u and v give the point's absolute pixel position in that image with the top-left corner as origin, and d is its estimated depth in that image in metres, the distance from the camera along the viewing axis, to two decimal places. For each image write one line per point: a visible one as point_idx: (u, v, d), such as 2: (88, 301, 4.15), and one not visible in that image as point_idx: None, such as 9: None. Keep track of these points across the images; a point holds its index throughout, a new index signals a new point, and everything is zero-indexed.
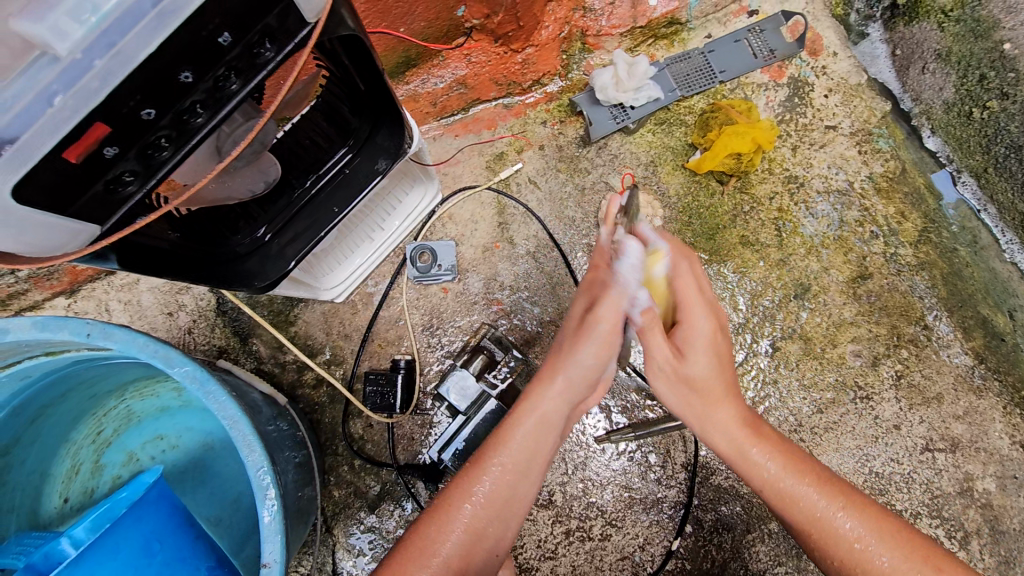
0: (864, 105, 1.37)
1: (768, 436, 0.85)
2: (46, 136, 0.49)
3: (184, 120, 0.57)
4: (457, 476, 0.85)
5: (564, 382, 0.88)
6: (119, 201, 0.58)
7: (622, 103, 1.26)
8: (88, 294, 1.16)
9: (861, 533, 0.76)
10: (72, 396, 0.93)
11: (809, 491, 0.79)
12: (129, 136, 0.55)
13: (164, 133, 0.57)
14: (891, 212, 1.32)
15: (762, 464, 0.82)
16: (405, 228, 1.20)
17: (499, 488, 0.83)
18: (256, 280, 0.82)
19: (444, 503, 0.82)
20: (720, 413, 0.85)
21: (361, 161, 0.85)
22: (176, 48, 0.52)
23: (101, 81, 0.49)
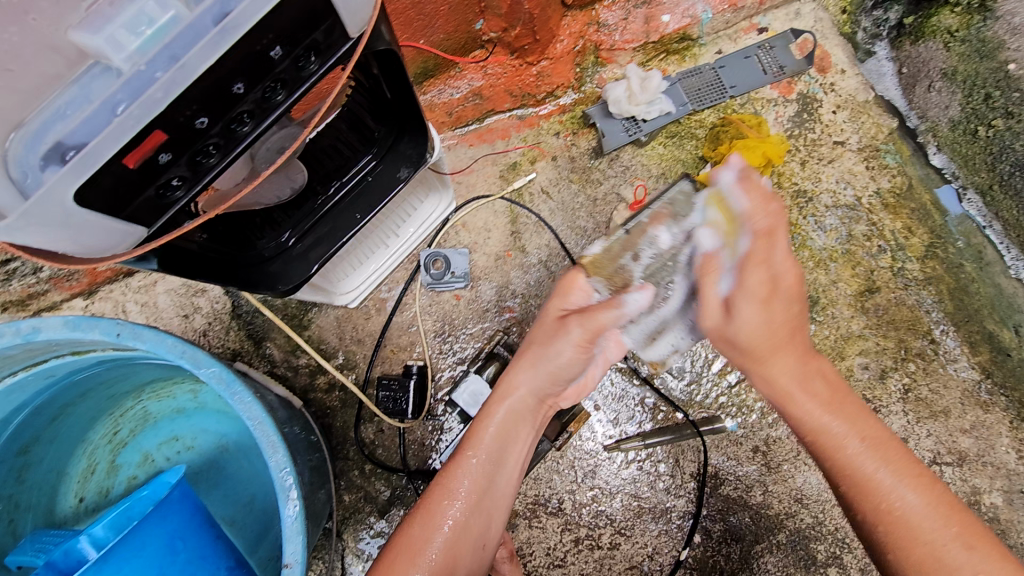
0: (872, 121, 1.39)
1: (824, 384, 0.80)
2: (110, 145, 0.50)
3: (233, 129, 0.59)
4: (437, 475, 0.87)
5: (531, 379, 0.90)
6: (166, 206, 0.60)
7: (634, 116, 1.28)
8: (105, 296, 1.18)
9: (907, 496, 0.71)
10: (92, 396, 0.94)
11: (859, 445, 0.75)
12: (182, 144, 0.56)
13: (213, 141, 0.58)
14: (898, 227, 1.34)
15: (811, 408, 0.78)
16: (418, 235, 1.23)
17: (478, 481, 0.84)
18: (279, 284, 0.84)
19: (427, 504, 0.83)
20: (778, 359, 0.82)
21: (383, 168, 0.86)
22: (232, 62, 0.53)
23: (166, 91, 0.50)
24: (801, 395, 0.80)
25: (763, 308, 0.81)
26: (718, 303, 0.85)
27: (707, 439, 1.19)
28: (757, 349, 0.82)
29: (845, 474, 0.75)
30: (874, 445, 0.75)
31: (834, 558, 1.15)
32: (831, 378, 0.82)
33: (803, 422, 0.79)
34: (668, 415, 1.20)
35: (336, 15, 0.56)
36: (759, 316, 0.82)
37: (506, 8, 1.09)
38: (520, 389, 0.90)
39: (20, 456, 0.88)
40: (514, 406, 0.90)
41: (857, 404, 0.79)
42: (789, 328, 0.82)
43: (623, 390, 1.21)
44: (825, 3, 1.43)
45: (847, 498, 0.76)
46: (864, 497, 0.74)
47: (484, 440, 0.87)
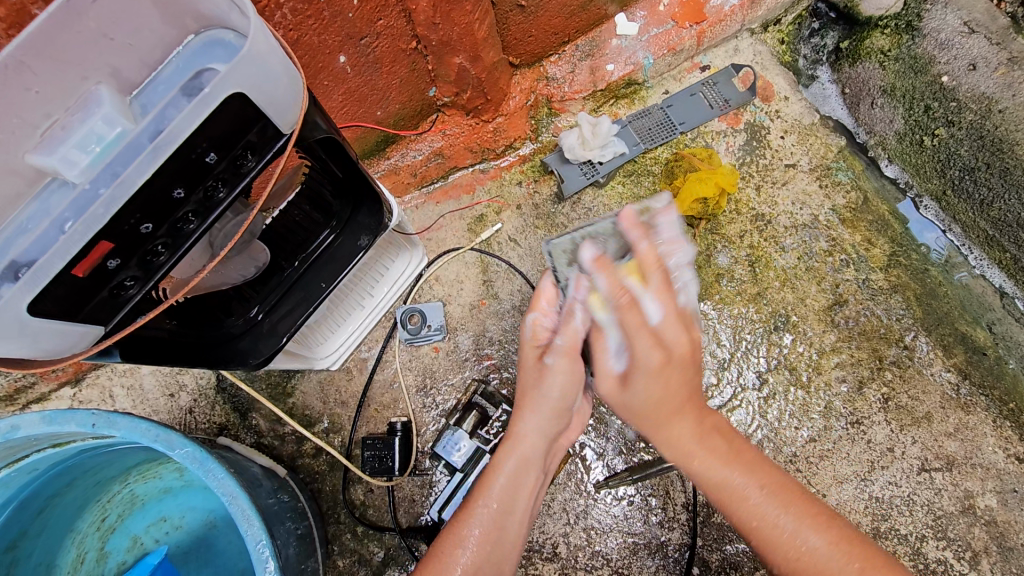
0: (820, 142, 1.45)
1: (721, 438, 0.84)
2: (58, 259, 0.55)
3: (179, 228, 0.64)
4: (448, 523, 0.88)
5: (533, 422, 0.91)
6: (121, 303, 0.65)
7: (590, 160, 1.34)
8: (92, 383, 1.21)
9: (819, 548, 0.76)
10: (77, 486, 0.95)
11: (759, 494, 0.80)
12: (129, 248, 0.61)
13: (161, 241, 0.64)
14: (858, 239, 1.38)
15: (704, 469, 0.82)
16: (393, 293, 1.26)
17: (489, 529, 0.85)
18: (250, 357, 0.87)
19: (437, 556, 0.84)
20: (674, 423, 0.83)
21: (344, 239, 0.92)
22: (169, 172, 0.59)
23: (106, 207, 0.56)
24: (699, 454, 0.83)
25: (659, 368, 0.82)
26: (614, 377, 0.86)
27: None
28: (651, 417, 0.84)
29: (753, 529, 0.79)
30: (773, 494, 0.79)
31: None
32: (723, 436, 0.85)
33: (710, 486, 0.82)
34: (654, 447, 1.21)
35: (267, 117, 0.64)
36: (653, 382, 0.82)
37: (453, 75, 1.16)
38: (524, 434, 0.90)
39: (8, 553, 0.89)
40: (514, 455, 0.90)
41: (756, 454, 0.84)
42: (675, 395, 0.83)
43: (607, 426, 1.22)
44: (760, 37, 1.51)
45: (752, 538, 0.80)
46: (774, 546, 0.78)
47: (499, 484, 0.88)
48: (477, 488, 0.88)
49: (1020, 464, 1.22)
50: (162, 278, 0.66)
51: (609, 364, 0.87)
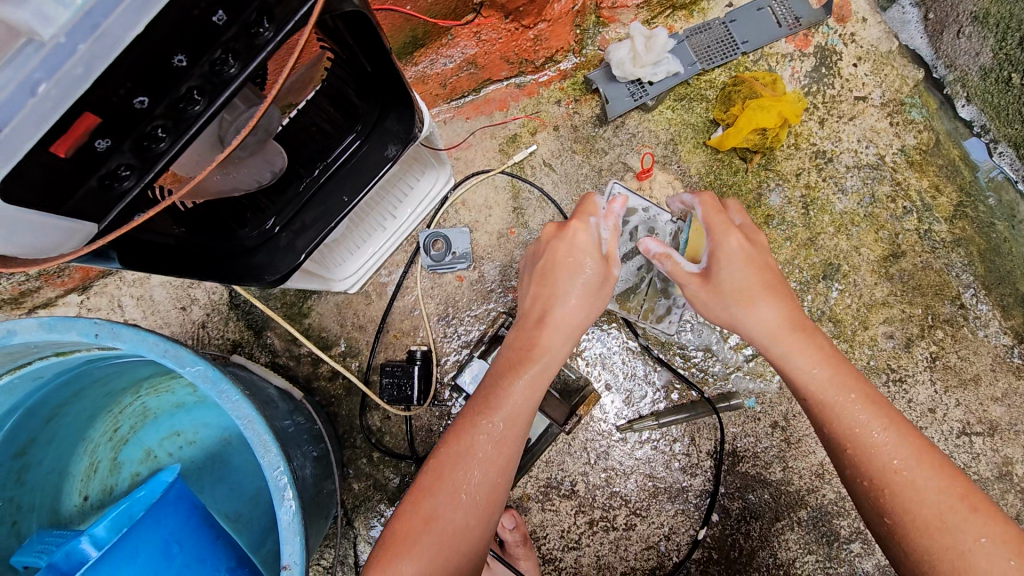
0: (896, 74, 1.30)
1: (829, 348, 0.81)
2: (31, 127, 0.48)
3: (181, 109, 0.57)
4: (465, 413, 0.85)
5: (565, 311, 0.89)
6: (116, 198, 0.58)
7: (639, 79, 1.20)
8: (100, 291, 1.16)
9: (889, 445, 0.73)
10: (86, 396, 0.91)
11: (860, 406, 0.76)
12: (122, 127, 0.55)
13: (160, 123, 0.57)
14: (924, 186, 1.26)
15: (800, 363, 0.80)
16: (417, 215, 1.17)
17: (512, 423, 0.83)
18: (265, 274, 0.80)
19: (458, 438, 0.82)
20: (776, 318, 0.82)
21: (370, 148, 0.82)
22: (164, 32, 0.51)
23: (86, 66, 0.48)
24: (809, 360, 0.80)
25: (746, 258, 0.85)
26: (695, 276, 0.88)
27: (724, 415, 1.16)
28: (758, 303, 0.83)
29: (847, 436, 0.76)
30: (874, 404, 0.76)
31: (857, 534, 1.13)
32: (831, 353, 0.80)
33: (804, 378, 0.80)
34: (682, 393, 1.17)
35: None
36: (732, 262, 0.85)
37: None
38: (554, 323, 0.89)
39: (17, 459, 0.85)
40: (562, 324, 0.89)
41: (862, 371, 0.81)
42: (780, 289, 0.84)
43: (634, 368, 1.18)
44: None
45: (843, 461, 0.76)
46: (865, 457, 0.74)
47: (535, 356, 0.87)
48: (502, 381, 0.86)
49: None
50: (163, 171, 0.59)
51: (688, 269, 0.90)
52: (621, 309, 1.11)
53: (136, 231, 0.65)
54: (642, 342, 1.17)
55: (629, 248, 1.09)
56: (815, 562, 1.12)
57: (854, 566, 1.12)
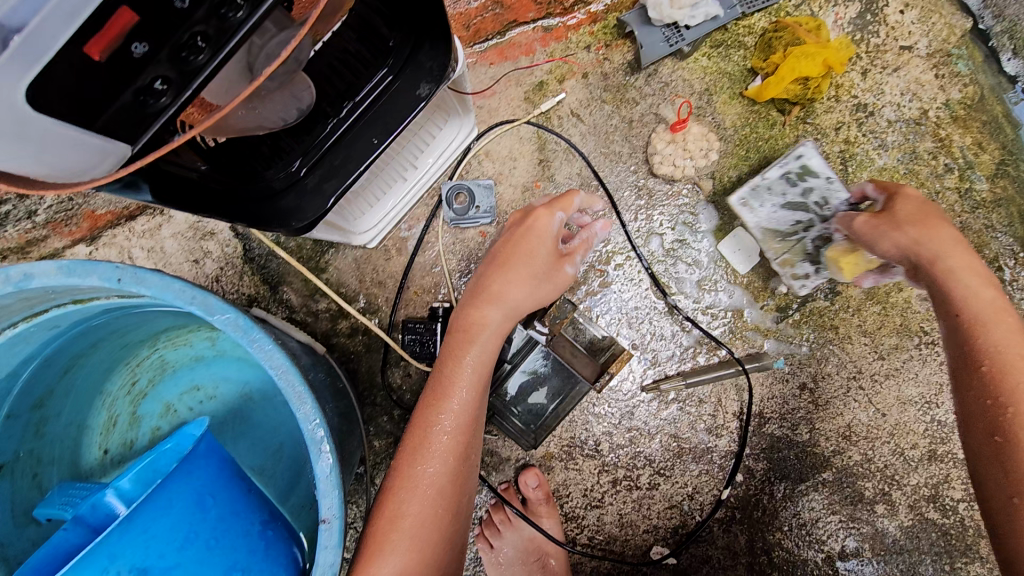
0: (943, 22, 1.22)
1: (988, 287, 0.85)
2: (61, 23, 0.46)
3: (222, 15, 0.52)
4: (418, 409, 0.86)
5: (515, 299, 0.89)
6: (153, 117, 0.55)
7: (676, 23, 1.11)
8: (109, 242, 1.11)
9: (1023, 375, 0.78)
10: (103, 347, 0.88)
11: (1004, 333, 0.81)
12: (159, 31, 0.51)
13: (200, 30, 0.52)
14: (967, 143, 1.21)
15: (959, 285, 0.84)
16: (439, 166, 1.12)
17: (463, 412, 0.84)
18: (292, 219, 0.76)
19: (417, 428, 0.84)
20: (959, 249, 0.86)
21: (401, 85, 0.76)
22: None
23: None
24: (971, 287, 0.84)
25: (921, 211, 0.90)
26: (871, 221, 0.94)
27: (752, 376, 1.14)
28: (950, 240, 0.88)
29: (989, 354, 0.80)
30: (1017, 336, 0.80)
31: (882, 495, 1.12)
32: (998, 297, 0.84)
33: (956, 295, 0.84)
34: (710, 354, 1.15)
35: None
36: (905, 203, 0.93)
37: None
38: (492, 316, 0.88)
39: (36, 410, 0.83)
40: (502, 307, 0.89)
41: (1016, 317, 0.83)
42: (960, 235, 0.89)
43: (661, 327, 1.15)
44: None
45: (975, 380, 0.81)
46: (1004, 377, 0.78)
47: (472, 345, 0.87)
48: (446, 369, 0.87)
49: None
50: (202, 89, 0.55)
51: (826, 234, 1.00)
52: (764, 242, 1.10)
53: (161, 161, 0.62)
54: (670, 301, 1.15)
55: (796, 199, 1.06)
56: (838, 522, 1.12)
57: (878, 527, 1.12)
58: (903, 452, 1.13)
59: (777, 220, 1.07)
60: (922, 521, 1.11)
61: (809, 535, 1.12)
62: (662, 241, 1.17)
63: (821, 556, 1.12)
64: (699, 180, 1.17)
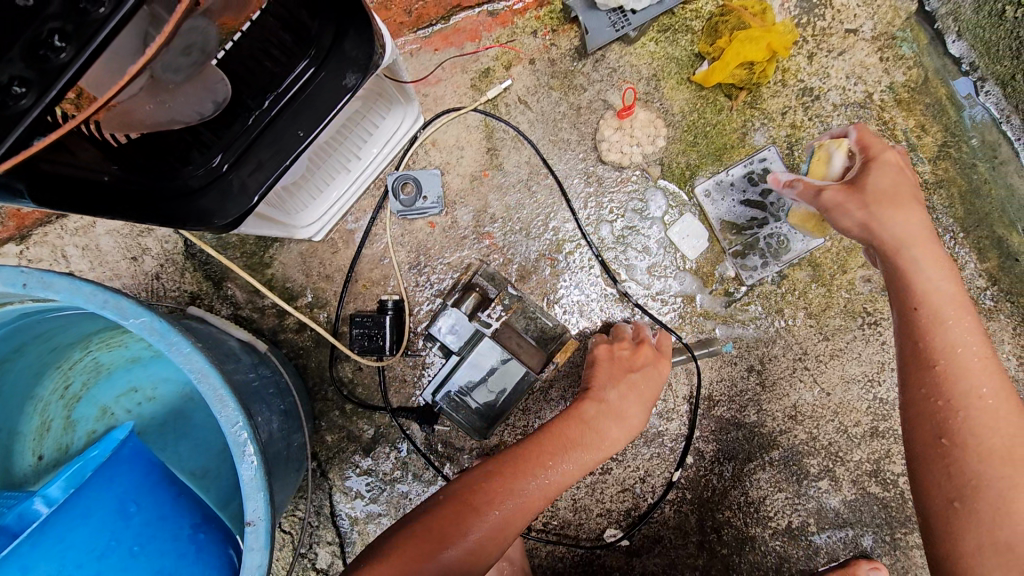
0: (888, 5, 1.22)
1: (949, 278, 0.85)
2: None
3: (81, 10, 0.53)
4: (439, 510, 0.81)
5: (551, 483, 0.88)
6: (14, 117, 0.54)
7: (621, 7, 1.10)
8: (40, 241, 1.07)
9: (978, 381, 0.80)
10: (29, 352, 0.84)
11: (961, 335, 0.82)
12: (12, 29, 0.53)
13: (57, 28, 0.53)
14: (910, 125, 1.22)
15: (926, 279, 0.85)
16: (384, 156, 1.09)
17: (489, 537, 0.80)
18: (214, 218, 0.73)
19: (442, 525, 0.79)
20: (926, 243, 0.86)
21: (326, 76, 0.74)
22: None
23: None
24: (931, 281, 0.84)
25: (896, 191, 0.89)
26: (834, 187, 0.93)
27: (700, 360, 1.16)
28: (914, 229, 0.87)
29: (940, 354, 0.82)
30: (974, 341, 0.81)
31: (826, 471, 1.15)
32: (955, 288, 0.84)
33: (919, 290, 0.84)
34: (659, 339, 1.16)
35: None
36: (881, 172, 0.91)
37: None
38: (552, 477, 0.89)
39: None
40: (545, 494, 0.88)
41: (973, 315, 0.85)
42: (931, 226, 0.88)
43: (612, 314, 1.16)
44: None
45: (925, 377, 0.82)
46: (955, 379, 0.80)
47: (593, 455, 0.93)
48: (480, 486, 0.84)
49: None
50: (71, 87, 0.54)
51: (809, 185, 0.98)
52: (721, 234, 1.16)
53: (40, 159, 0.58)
54: (620, 288, 1.16)
55: (754, 196, 1.15)
56: (784, 499, 1.15)
57: (823, 502, 1.15)
58: (846, 430, 1.16)
59: (735, 214, 1.15)
60: (864, 494, 1.15)
61: (756, 512, 1.15)
62: (612, 227, 1.17)
63: (769, 532, 1.15)
64: (647, 167, 1.16)
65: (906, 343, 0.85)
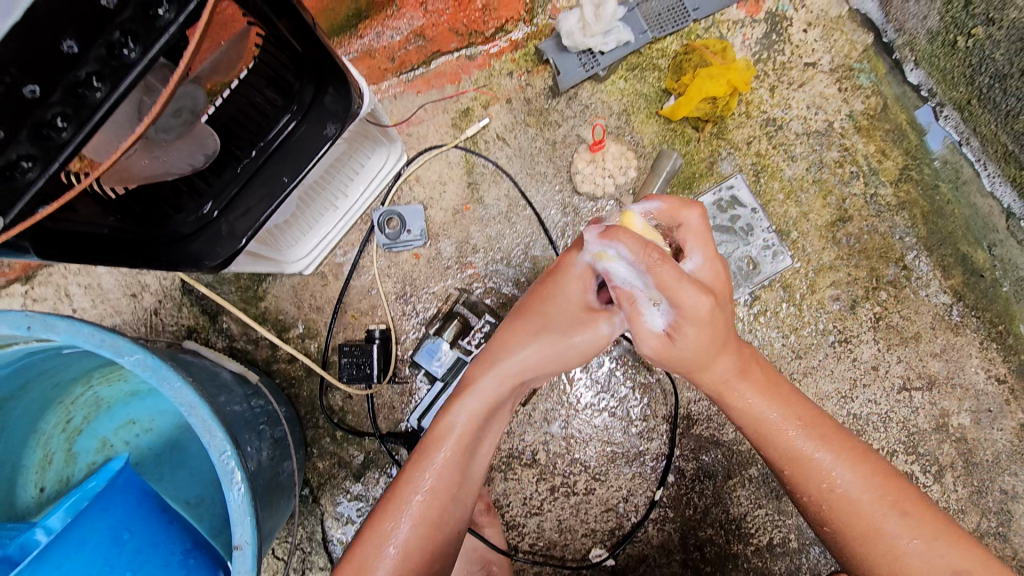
0: (844, 39, 1.29)
1: (760, 369, 0.86)
2: None
3: (80, 95, 0.59)
4: (405, 469, 0.87)
5: (461, 423, 0.85)
6: (21, 189, 0.60)
7: (590, 49, 1.19)
8: (45, 281, 1.13)
9: (841, 472, 0.81)
10: (31, 390, 0.90)
11: (794, 427, 0.83)
12: (15, 113, 0.57)
13: (58, 110, 0.59)
14: (871, 150, 1.28)
15: (740, 401, 0.85)
16: (369, 193, 1.16)
17: (433, 495, 0.84)
18: (206, 260, 0.80)
19: (391, 501, 0.85)
20: (720, 361, 0.81)
21: (308, 127, 0.80)
22: (48, 11, 0.54)
23: None
24: (743, 390, 0.84)
25: (706, 317, 0.75)
26: (660, 335, 0.81)
27: (678, 380, 1.20)
28: (697, 362, 0.81)
29: (789, 461, 0.83)
30: (818, 434, 0.83)
31: None
32: (749, 371, 0.85)
33: (744, 421, 0.85)
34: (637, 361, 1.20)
35: None
36: (699, 334, 0.77)
37: None
38: (454, 424, 0.85)
39: None
40: (454, 439, 0.85)
41: (790, 387, 0.87)
42: (721, 335, 0.79)
43: None
44: None
45: (794, 484, 0.84)
46: (805, 481, 0.82)
47: (478, 396, 0.86)
48: (420, 455, 0.86)
49: (1000, 384, 1.23)
50: (69, 161, 0.61)
51: (651, 323, 0.80)
52: None
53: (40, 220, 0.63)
54: None
55: (725, 222, 1.22)
56: (764, 516, 1.18)
57: (803, 518, 1.18)
58: None
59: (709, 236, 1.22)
60: None
61: (738, 529, 1.18)
62: None
63: (751, 548, 1.18)
64: (620, 197, 1.22)
65: (761, 455, 0.87)
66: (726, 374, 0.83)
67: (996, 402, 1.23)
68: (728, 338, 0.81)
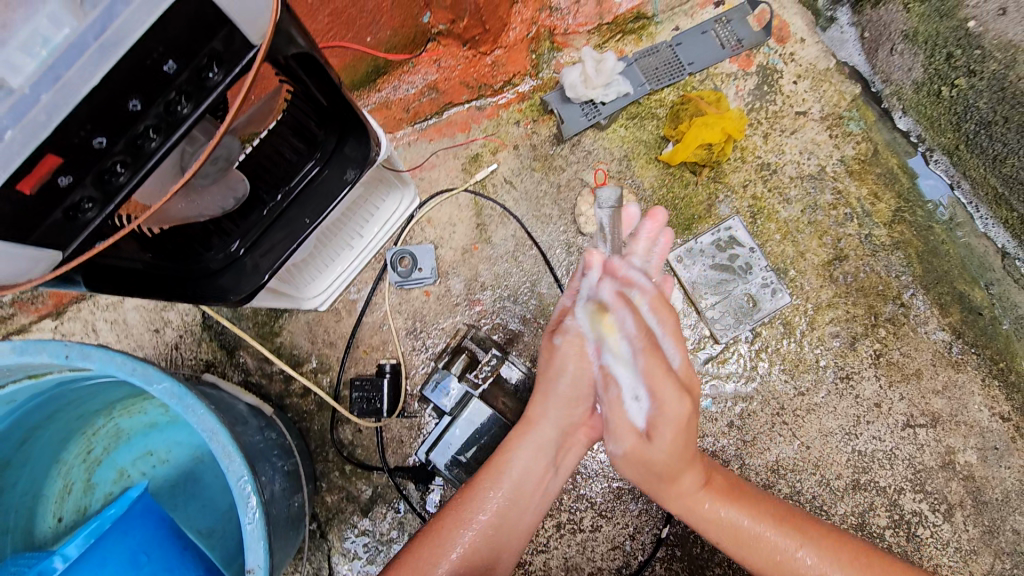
0: (834, 90, 1.36)
1: (719, 478, 0.94)
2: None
3: (138, 145, 0.66)
4: (454, 497, 0.95)
5: (536, 443, 0.95)
6: (81, 227, 0.66)
7: (593, 99, 1.28)
8: (74, 316, 1.19)
9: (814, 562, 0.85)
10: (59, 419, 0.94)
11: (764, 527, 0.88)
12: (83, 165, 0.63)
13: (118, 158, 0.65)
14: (864, 193, 1.33)
15: (716, 511, 0.89)
16: (383, 235, 1.22)
17: (494, 517, 0.92)
18: (231, 294, 0.86)
19: (443, 522, 0.92)
20: (684, 478, 0.89)
21: (330, 172, 0.87)
22: (122, 76, 0.60)
23: (47, 114, 0.57)
24: (704, 505, 0.90)
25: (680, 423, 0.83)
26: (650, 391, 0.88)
27: None
28: (672, 469, 0.87)
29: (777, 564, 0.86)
30: (783, 522, 0.89)
31: None
32: (711, 485, 0.92)
33: (713, 528, 0.90)
34: None
35: (232, 24, 0.63)
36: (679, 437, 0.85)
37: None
38: (539, 427, 0.96)
39: None
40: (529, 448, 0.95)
41: (750, 490, 0.94)
42: (687, 453, 0.87)
43: None
44: None
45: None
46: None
47: (528, 442, 0.95)
48: (499, 457, 0.95)
49: (1004, 422, 1.23)
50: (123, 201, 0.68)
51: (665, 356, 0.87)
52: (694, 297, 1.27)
53: (90, 260, 0.69)
54: None
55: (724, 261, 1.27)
56: None
57: None
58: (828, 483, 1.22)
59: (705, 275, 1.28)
60: None
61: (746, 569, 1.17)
62: None
63: None
64: None
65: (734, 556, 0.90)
66: (686, 499, 0.90)
67: (1003, 439, 1.23)
68: (683, 473, 0.88)
